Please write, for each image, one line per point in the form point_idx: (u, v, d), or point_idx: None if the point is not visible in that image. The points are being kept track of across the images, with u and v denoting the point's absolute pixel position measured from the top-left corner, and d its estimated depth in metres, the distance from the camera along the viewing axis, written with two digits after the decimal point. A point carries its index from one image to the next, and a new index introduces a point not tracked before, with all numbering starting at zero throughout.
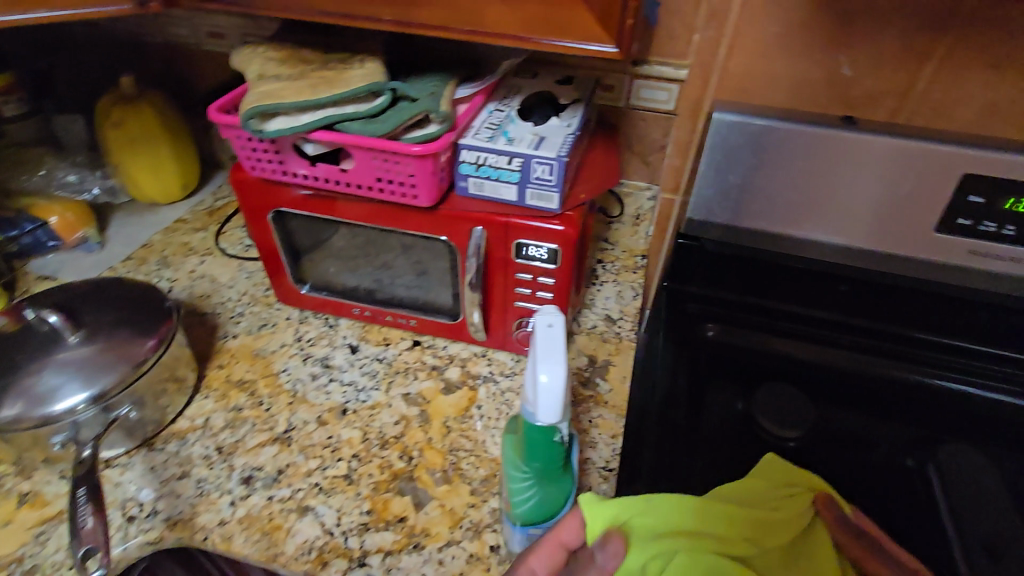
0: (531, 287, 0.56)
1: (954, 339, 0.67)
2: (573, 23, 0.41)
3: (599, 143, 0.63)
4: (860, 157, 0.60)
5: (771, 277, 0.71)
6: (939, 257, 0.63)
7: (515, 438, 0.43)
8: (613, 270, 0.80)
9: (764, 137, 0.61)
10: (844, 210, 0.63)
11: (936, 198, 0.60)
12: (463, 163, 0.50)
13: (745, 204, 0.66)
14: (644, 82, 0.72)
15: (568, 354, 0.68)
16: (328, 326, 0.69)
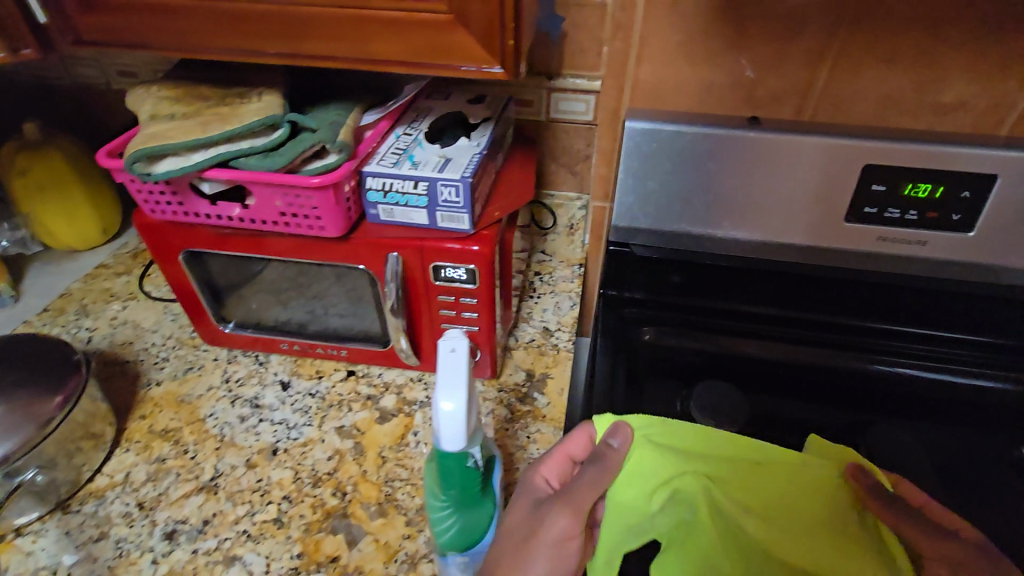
0: (455, 308, 0.56)
1: (870, 322, 0.72)
2: (459, 48, 0.41)
3: (516, 159, 0.63)
4: (766, 155, 0.61)
5: (701, 278, 0.73)
6: (853, 246, 0.65)
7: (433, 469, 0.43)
8: (550, 281, 0.80)
9: (676, 142, 0.63)
10: (759, 208, 0.65)
11: (842, 190, 0.62)
12: (370, 190, 0.50)
13: (666, 209, 0.67)
14: (563, 96, 0.72)
15: (506, 370, 0.67)
16: (258, 364, 0.67)
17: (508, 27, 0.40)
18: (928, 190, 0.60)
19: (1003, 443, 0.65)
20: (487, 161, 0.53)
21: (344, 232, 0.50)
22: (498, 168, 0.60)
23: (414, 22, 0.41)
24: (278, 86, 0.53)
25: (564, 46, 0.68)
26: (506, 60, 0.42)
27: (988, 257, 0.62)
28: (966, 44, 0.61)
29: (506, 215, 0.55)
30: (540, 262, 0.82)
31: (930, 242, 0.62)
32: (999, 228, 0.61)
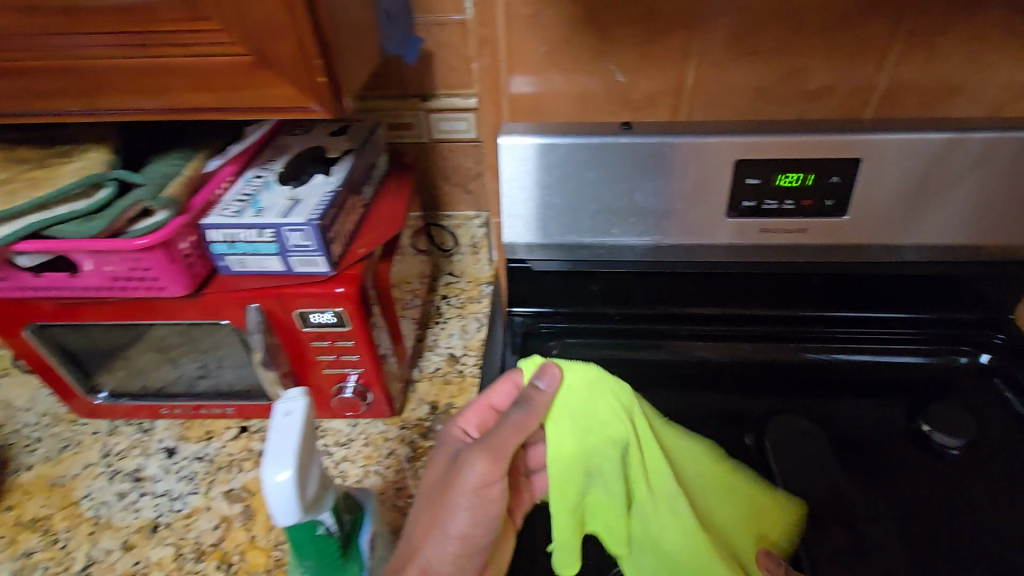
0: (333, 352, 0.53)
1: (775, 311, 0.73)
2: (270, 90, 0.40)
3: (391, 190, 0.61)
4: (639, 159, 0.62)
5: (603, 284, 0.73)
6: (739, 239, 0.66)
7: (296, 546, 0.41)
8: (457, 304, 0.78)
9: (551, 154, 0.63)
10: (645, 211, 0.65)
11: (718, 187, 0.63)
12: (214, 243, 0.47)
13: (554, 221, 0.67)
14: (441, 116, 0.70)
15: (409, 406, 0.65)
16: (142, 432, 0.63)
17: (314, 62, 0.39)
18: (799, 178, 0.62)
19: (905, 415, 0.66)
20: (345, 197, 0.51)
21: (191, 289, 0.47)
22: (367, 200, 0.57)
23: (220, 67, 0.40)
24: (109, 140, 0.50)
25: (432, 66, 0.66)
26: (321, 97, 0.41)
27: (860, 238, 0.66)
28: (819, 32, 0.62)
29: (373, 250, 0.53)
30: (447, 285, 0.80)
31: (809, 229, 0.65)
32: (868, 208, 0.64)
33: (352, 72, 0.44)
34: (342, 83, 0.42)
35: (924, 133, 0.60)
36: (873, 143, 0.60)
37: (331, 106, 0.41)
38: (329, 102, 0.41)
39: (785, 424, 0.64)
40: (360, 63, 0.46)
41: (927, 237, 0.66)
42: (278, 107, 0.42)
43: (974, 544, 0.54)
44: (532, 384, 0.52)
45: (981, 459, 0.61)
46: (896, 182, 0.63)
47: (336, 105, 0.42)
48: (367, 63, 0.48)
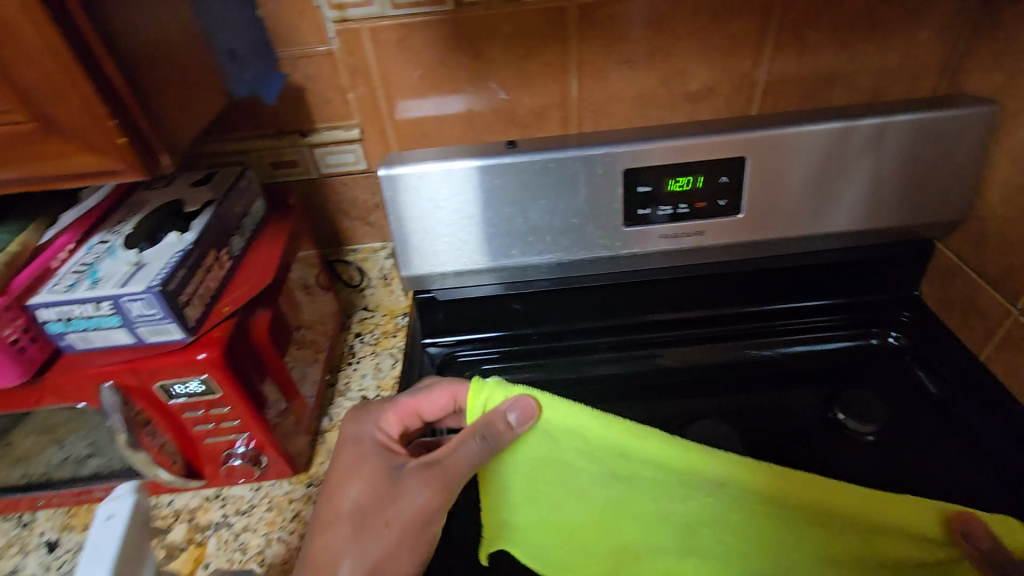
0: (211, 419, 0.50)
1: (687, 313, 0.73)
2: (78, 160, 0.38)
3: (268, 236, 0.57)
4: (525, 179, 0.61)
5: (524, 302, 0.72)
6: (641, 248, 0.65)
7: None
8: (371, 341, 0.74)
9: (436, 183, 0.61)
10: (542, 230, 0.64)
11: (611, 197, 0.62)
12: (48, 322, 0.43)
13: (450, 249, 0.65)
14: (325, 150, 0.67)
15: (317, 459, 0.61)
16: (21, 527, 0.57)
17: (108, 124, 0.37)
18: (690, 181, 0.62)
19: (823, 401, 0.65)
20: (201, 255, 0.47)
21: (27, 376, 0.44)
22: (237, 252, 0.53)
23: (8, 132, 0.37)
24: None
25: (305, 100, 0.63)
26: (124, 159, 0.38)
27: (760, 232, 0.66)
28: (693, 34, 0.62)
29: (241, 307, 0.49)
30: (361, 321, 0.76)
31: (707, 231, 0.64)
32: (761, 205, 0.64)
33: (168, 131, 0.43)
34: (151, 143, 0.40)
35: (805, 126, 0.61)
36: (755, 139, 0.60)
37: (138, 167, 0.39)
38: (134, 163, 0.39)
39: (707, 425, 0.61)
40: (179, 121, 0.45)
41: (825, 225, 0.67)
42: (76, 169, 0.39)
43: None
44: (506, 419, 0.46)
45: (898, 441, 0.60)
46: (786, 175, 0.63)
47: (145, 166, 0.40)
48: (189, 122, 0.46)
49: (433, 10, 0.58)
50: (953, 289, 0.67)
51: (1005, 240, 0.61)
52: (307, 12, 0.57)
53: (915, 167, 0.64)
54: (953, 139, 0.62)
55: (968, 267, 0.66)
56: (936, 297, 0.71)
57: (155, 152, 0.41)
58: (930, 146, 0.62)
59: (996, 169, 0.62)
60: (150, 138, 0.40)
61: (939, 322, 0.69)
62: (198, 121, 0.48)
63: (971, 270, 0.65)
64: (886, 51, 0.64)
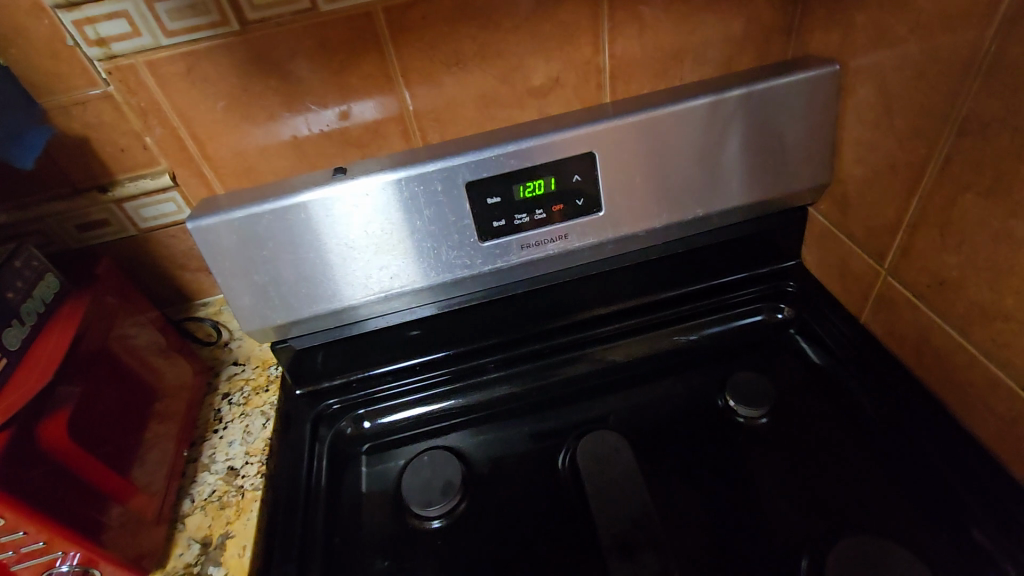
0: (8, 547, 0.43)
1: (582, 314, 0.68)
2: None
3: (60, 320, 0.50)
4: (360, 207, 0.56)
5: (423, 327, 0.66)
6: (504, 261, 0.61)
7: None
8: (240, 400, 0.66)
9: (266, 225, 0.55)
10: (395, 259, 0.59)
11: (460, 214, 0.57)
12: None
13: (295, 295, 0.59)
14: (138, 203, 0.60)
15: (175, 551, 0.53)
16: None
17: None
18: (540, 185, 0.58)
19: (716, 386, 0.64)
20: None
21: None
22: (17, 347, 0.46)
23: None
24: None
25: (95, 151, 0.56)
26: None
27: (629, 225, 0.62)
28: (520, 27, 0.57)
29: (30, 400, 0.44)
30: (229, 377, 0.68)
31: (571, 233, 0.61)
32: (621, 199, 0.60)
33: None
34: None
35: (653, 111, 0.57)
36: (600, 133, 0.57)
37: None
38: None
39: (598, 437, 0.58)
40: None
41: (703, 207, 0.63)
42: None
43: (790, 526, 0.52)
44: None
45: (787, 422, 0.59)
46: (642, 164, 0.59)
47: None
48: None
49: (216, 34, 0.51)
50: (829, 253, 0.66)
51: (865, 201, 0.59)
52: (65, 54, 0.50)
53: (776, 138, 0.61)
54: (806, 105, 0.60)
55: (838, 231, 0.64)
56: (816, 263, 0.69)
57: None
58: (785, 114, 0.60)
59: (847, 129, 0.60)
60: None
61: (823, 288, 0.68)
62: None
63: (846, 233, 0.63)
64: (729, 18, 0.61)
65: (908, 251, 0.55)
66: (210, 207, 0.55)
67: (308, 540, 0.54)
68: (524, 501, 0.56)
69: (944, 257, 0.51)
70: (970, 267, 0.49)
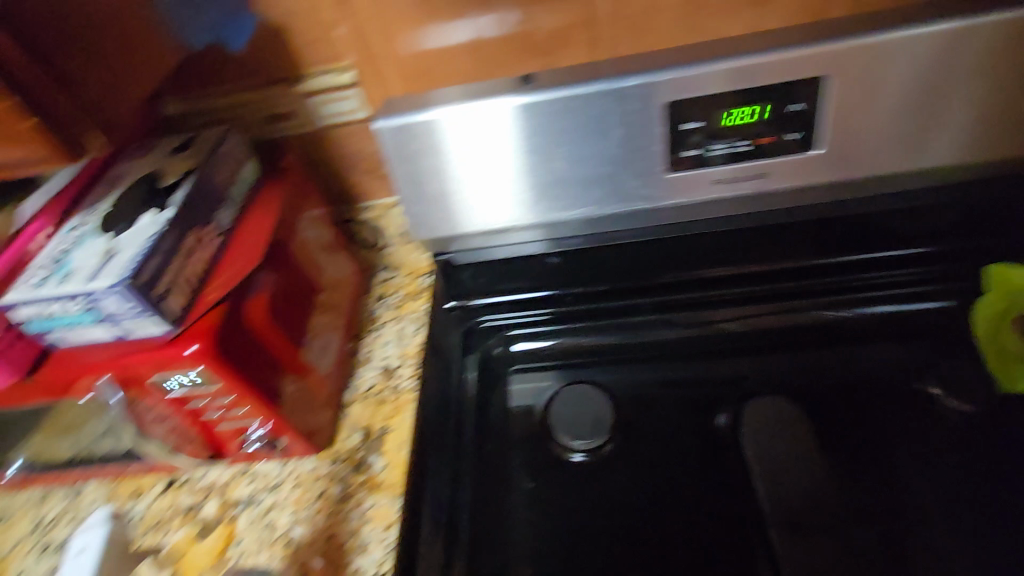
0: (218, 407, 0.48)
1: (763, 264, 0.62)
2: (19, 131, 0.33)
3: (259, 207, 0.52)
4: (546, 124, 0.52)
5: (563, 256, 0.66)
6: (687, 197, 0.55)
7: None
8: (394, 304, 0.68)
9: (447, 132, 0.53)
10: (569, 184, 0.55)
11: (650, 138, 0.52)
12: (29, 320, 0.40)
13: (466, 209, 0.58)
14: (321, 98, 0.60)
15: (340, 435, 0.59)
16: (71, 497, 0.60)
17: (8, 102, 0.32)
18: (753, 113, 0.49)
19: (913, 366, 0.56)
20: (180, 237, 0.43)
21: (19, 375, 0.42)
22: (225, 229, 0.49)
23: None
24: None
25: (287, 43, 0.56)
26: (40, 144, 0.34)
27: (844, 171, 0.53)
28: None
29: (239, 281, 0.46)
30: (382, 282, 0.70)
31: (773, 171, 0.53)
32: (843, 138, 0.51)
33: (100, 109, 0.37)
34: (68, 120, 0.35)
35: (917, 29, 0.46)
36: (844, 52, 0.47)
37: (57, 152, 0.35)
38: (52, 148, 0.34)
39: (766, 401, 0.54)
40: (111, 88, 0.38)
41: (916, 164, 0.54)
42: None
43: (995, 537, 0.46)
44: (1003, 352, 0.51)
45: (1003, 422, 0.51)
46: (882, 98, 0.49)
47: (65, 149, 0.35)
48: (133, 89, 0.40)
49: None
50: None
51: None
52: None
53: None
54: None
55: None
56: None
57: (77, 131, 0.36)
58: None
59: None
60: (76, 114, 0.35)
61: None
62: (146, 87, 0.43)
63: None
64: None
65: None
66: (392, 109, 0.53)
67: (462, 445, 0.56)
68: (679, 449, 0.54)
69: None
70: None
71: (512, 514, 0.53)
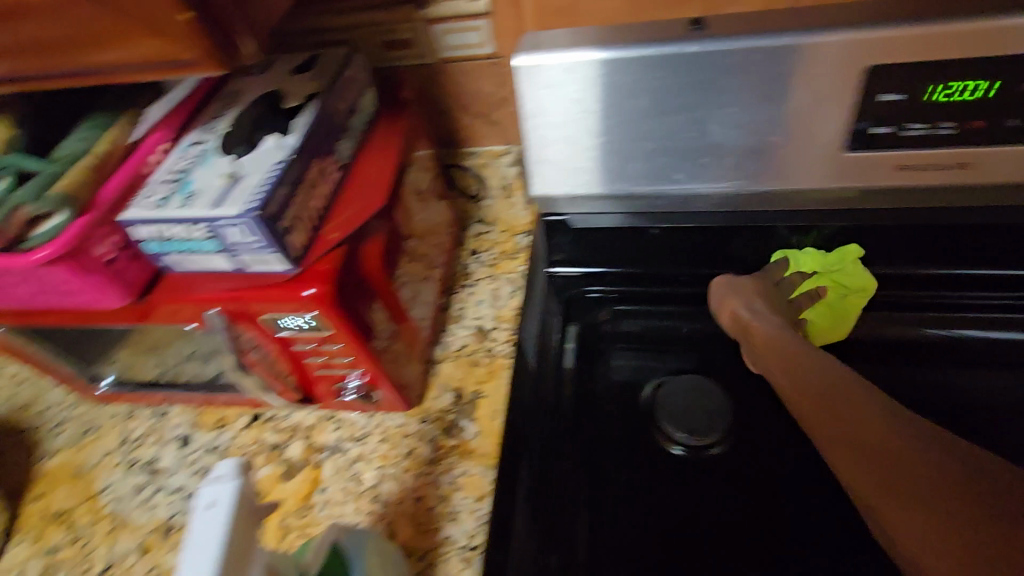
0: (321, 354, 0.45)
1: (922, 266, 0.54)
2: (176, 31, 0.28)
3: (379, 142, 0.48)
4: (715, 80, 0.44)
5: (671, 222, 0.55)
6: (858, 182, 0.47)
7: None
8: (488, 261, 0.64)
9: (594, 76, 0.45)
10: (724, 152, 0.47)
11: (835, 109, 0.43)
12: (145, 242, 0.37)
13: (597, 166, 0.51)
14: (446, 26, 0.55)
15: (430, 394, 0.56)
16: (157, 417, 0.60)
17: None
18: (968, 89, 0.41)
19: None
20: (305, 166, 0.39)
21: (132, 297, 0.39)
22: (344, 162, 0.44)
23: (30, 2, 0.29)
24: (8, 107, 0.39)
25: None
26: (196, 46, 0.29)
27: None
28: None
29: (357, 223, 0.42)
30: (477, 236, 0.65)
31: (975, 162, 0.44)
32: None
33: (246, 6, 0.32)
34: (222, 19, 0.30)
35: None
36: None
37: (212, 57, 0.30)
38: (208, 52, 0.30)
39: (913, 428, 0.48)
40: None
41: None
42: (124, 57, 0.31)
43: None
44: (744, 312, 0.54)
45: None
46: None
47: (220, 55, 0.30)
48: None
49: None
50: None
51: None
52: None
53: None
54: None
55: None
56: None
57: (232, 33, 0.30)
58: None
59: None
60: (227, 13, 0.30)
61: None
62: None
63: (759, 290, 0.56)
64: None
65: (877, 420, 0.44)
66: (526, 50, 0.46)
67: (555, 426, 0.53)
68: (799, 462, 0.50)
69: (902, 449, 0.42)
70: (986, 514, 0.37)
71: (607, 499, 0.49)
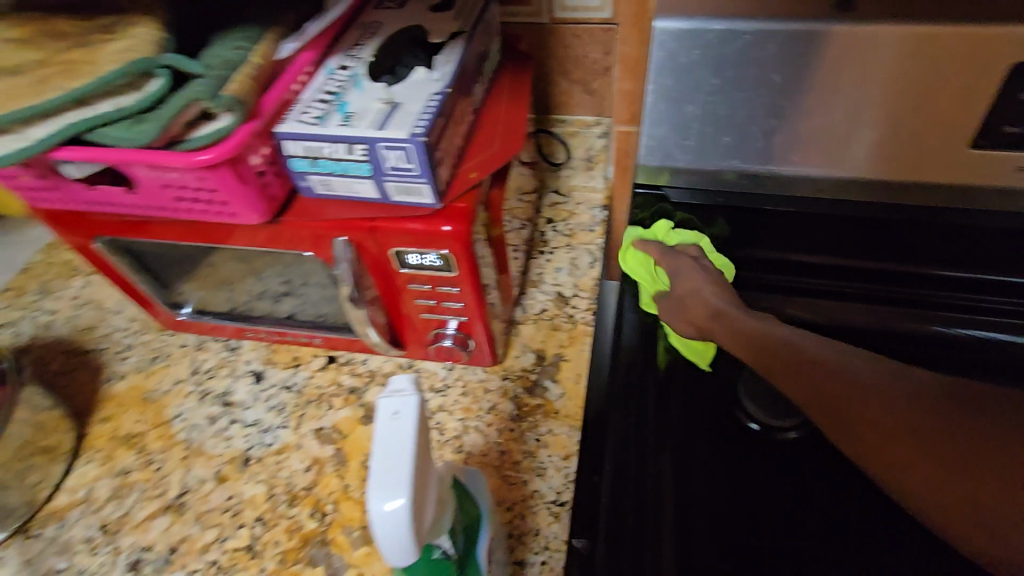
0: (433, 297, 0.44)
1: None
2: None
3: (505, 90, 0.47)
4: (878, 62, 0.36)
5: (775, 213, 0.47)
6: (986, 180, 0.40)
7: (474, 517, 0.36)
8: (565, 231, 0.63)
9: (739, 44, 0.37)
10: (864, 140, 0.40)
11: (972, 97, 0.37)
12: (293, 157, 0.37)
13: (711, 144, 0.43)
14: None
15: (511, 353, 0.56)
16: (228, 351, 0.59)
17: None
18: None
19: None
20: (454, 101, 0.38)
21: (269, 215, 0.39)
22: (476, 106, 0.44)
23: None
24: (158, 9, 0.38)
25: None
26: None
27: None
28: None
29: (489, 166, 0.41)
30: (553, 206, 0.65)
31: None
32: None
33: None
34: None
35: None
36: None
37: None
38: None
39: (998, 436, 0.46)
40: None
41: None
42: None
43: None
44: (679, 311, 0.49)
45: None
46: None
47: None
48: None
49: None
50: None
51: None
52: None
53: None
54: None
55: None
56: None
57: None
58: None
59: None
60: None
61: None
62: None
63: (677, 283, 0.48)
64: None
65: (858, 393, 0.39)
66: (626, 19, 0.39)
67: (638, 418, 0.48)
68: None
69: (911, 429, 0.37)
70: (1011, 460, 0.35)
71: (692, 482, 0.46)
